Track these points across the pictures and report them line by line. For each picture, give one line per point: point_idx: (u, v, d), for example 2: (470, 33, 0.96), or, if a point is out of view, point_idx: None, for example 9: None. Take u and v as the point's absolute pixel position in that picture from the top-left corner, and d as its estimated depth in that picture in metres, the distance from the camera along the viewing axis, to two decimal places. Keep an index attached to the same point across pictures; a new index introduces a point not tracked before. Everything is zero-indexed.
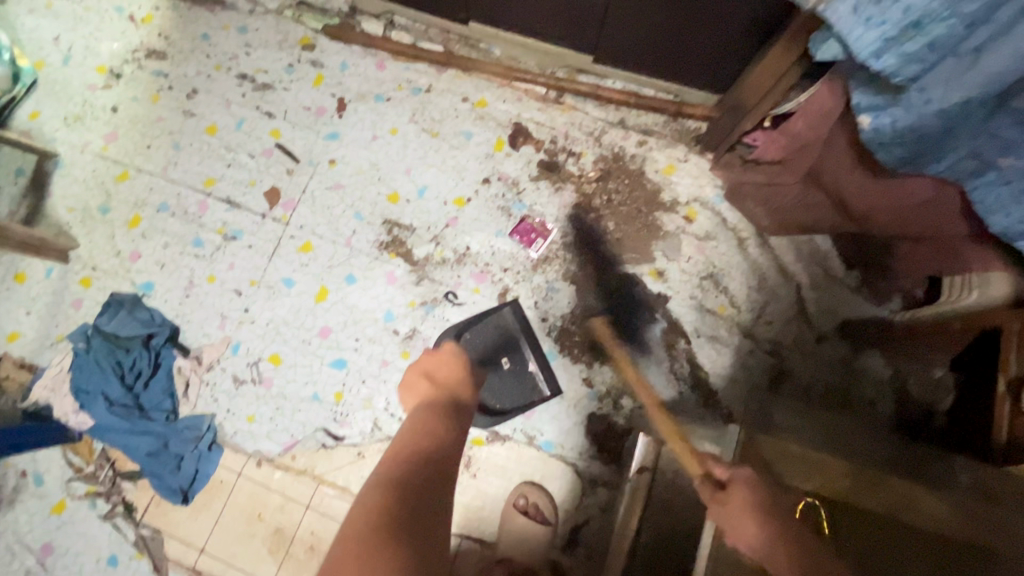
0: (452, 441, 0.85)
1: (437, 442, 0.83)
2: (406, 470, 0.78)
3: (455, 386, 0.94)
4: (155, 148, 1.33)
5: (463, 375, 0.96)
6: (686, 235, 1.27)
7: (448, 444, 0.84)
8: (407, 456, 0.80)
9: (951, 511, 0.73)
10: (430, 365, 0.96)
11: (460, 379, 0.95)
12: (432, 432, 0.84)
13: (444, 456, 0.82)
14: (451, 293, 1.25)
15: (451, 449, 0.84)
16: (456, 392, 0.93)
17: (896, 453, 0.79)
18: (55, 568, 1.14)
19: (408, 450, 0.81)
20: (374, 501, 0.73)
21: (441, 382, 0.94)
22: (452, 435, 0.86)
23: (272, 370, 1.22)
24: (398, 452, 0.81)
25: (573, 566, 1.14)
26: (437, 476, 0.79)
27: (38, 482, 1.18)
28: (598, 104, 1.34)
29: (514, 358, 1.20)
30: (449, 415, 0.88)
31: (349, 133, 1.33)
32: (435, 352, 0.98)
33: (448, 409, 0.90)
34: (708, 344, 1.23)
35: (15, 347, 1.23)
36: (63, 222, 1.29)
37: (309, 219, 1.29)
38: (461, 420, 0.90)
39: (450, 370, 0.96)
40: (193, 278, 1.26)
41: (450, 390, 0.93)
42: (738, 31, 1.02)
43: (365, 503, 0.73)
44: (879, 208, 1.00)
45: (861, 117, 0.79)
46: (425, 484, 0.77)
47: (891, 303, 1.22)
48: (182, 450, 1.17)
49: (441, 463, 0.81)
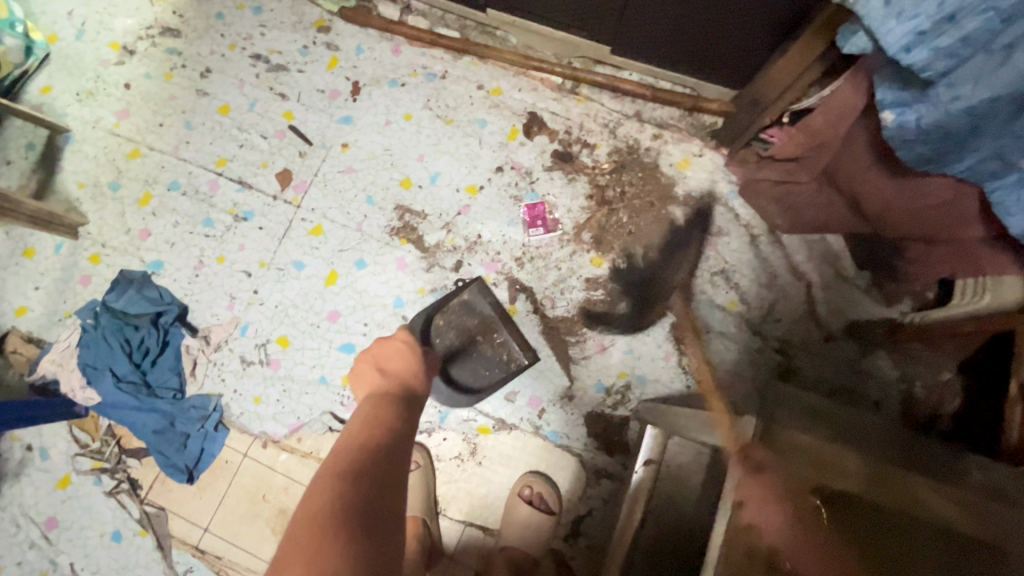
0: (404, 434, 0.77)
1: (388, 434, 0.75)
2: (356, 465, 0.68)
3: (407, 376, 0.87)
4: (167, 127, 1.32)
5: (417, 363, 0.89)
6: (698, 230, 1.27)
7: (400, 434, 0.76)
8: (358, 448, 0.71)
9: (959, 509, 0.68)
10: (382, 355, 0.89)
11: (414, 368, 0.88)
12: (384, 422, 0.77)
13: (396, 447, 0.74)
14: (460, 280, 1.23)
15: (402, 442, 0.76)
16: (410, 383, 0.87)
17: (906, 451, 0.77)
18: (59, 542, 1.15)
19: (359, 442, 0.72)
20: (320, 503, 0.62)
21: (392, 375, 0.86)
22: (405, 428, 0.78)
23: (280, 352, 1.22)
24: (350, 443, 0.72)
25: (575, 556, 1.14)
26: (390, 468, 0.70)
27: (44, 456, 1.18)
28: (614, 96, 1.33)
29: (485, 336, 1.13)
30: (402, 405, 0.82)
31: (362, 117, 1.33)
32: (387, 340, 0.90)
33: (402, 401, 0.82)
34: (717, 340, 1.23)
35: (23, 321, 1.23)
36: (73, 198, 1.29)
37: (319, 202, 1.28)
38: (415, 411, 0.83)
39: (403, 360, 0.89)
40: (203, 258, 1.26)
41: (401, 381, 0.86)
42: (761, 25, 1.01)
43: (311, 507, 0.62)
44: (893, 210, 0.99)
45: (884, 113, 0.79)
46: (377, 483, 0.67)
47: (901, 305, 1.21)
48: (189, 429, 1.17)
49: (394, 455, 0.72)
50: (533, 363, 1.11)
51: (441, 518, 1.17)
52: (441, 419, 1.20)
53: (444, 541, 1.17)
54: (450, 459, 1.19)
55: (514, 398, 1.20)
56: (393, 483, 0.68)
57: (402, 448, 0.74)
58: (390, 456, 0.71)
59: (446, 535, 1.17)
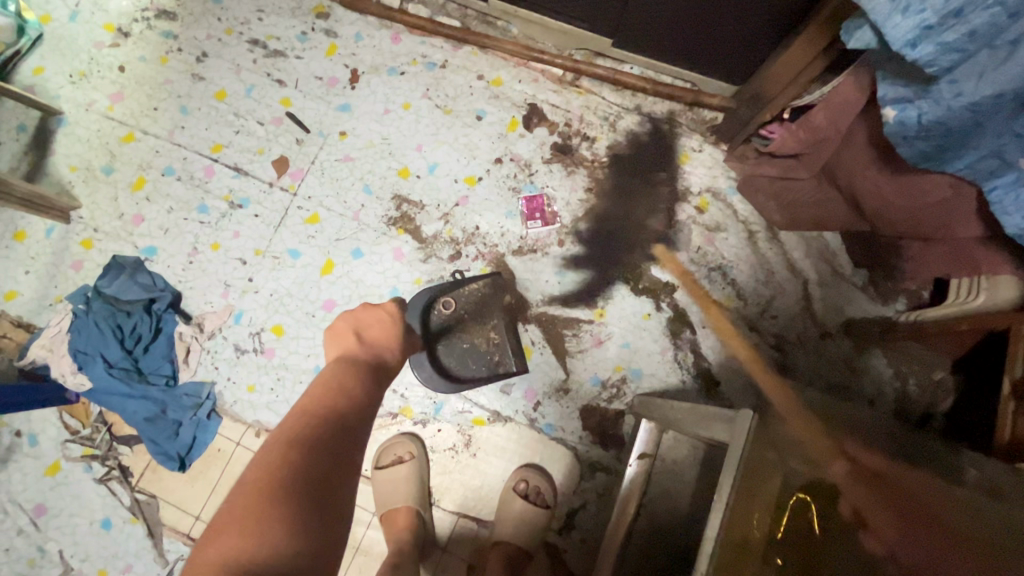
0: (367, 405, 0.75)
1: (349, 404, 0.73)
2: (314, 429, 0.67)
3: (382, 346, 0.85)
4: (161, 111, 1.30)
5: (395, 337, 0.86)
6: (697, 225, 1.27)
7: (364, 404, 0.74)
8: (317, 415, 0.69)
9: (951, 504, 0.69)
10: (362, 320, 0.85)
11: (390, 340, 0.86)
12: (350, 388, 0.75)
13: (358, 416, 0.73)
14: (457, 272, 1.22)
15: (364, 412, 0.74)
16: (383, 353, 0.84)
17: (901, 448, 0.77)
18: (47, 529, 1.14)
19: (318, 411, 0.70)
20: (270, 468, 0.61)
21: (368, 342, 0.84)
22: (368, 398, 0.75)
23: (274, 341, 1.21)
24: (308, 410, 0.70)
25: (568, 549, 1.15)
26: (348, 436, 0.69)
27: (32, 442, 1.17)
28: (614, 89, 1.33)
29: (478, 331, 1.16)
30: (372, 373, 0.79)
31: (360, 106, 1.31)
32: (372, 308, 0.87)
33: (372, 370, 0.80)
34: (713, 336, 1.23)
35: (12, 306, 1.21)
36: (65, 181, 1.27)
37: (316, 191, 1.27)
38: (384, 383, 0.81)
39: (381, 330, 0.86)
40: (197, 245, 1.24)
41: (376, 349, 0.84)
42: (765, 18, 1.00)
43: (257, 470, 0.61)
44: (890, 207, 0.99)
45: (886, 109, 0.79)
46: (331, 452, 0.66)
47: (896, 304, 1.21)
48: (181, 417, 1.17)
49: (352, 428, 0.71)
50: (522, 372, 1.15)
51: (435, 509, 1.17)
52: (436, 411, 1.20)
53: (437, 532, 1.17)
54: (444, 451, 1.19)
55: (509, 390, 1.20)
56: (348, 451, 0.68)
57: (363, 417, 0.73)
58: (347, 428, 0.70)
59: (440, 526, 1.17)
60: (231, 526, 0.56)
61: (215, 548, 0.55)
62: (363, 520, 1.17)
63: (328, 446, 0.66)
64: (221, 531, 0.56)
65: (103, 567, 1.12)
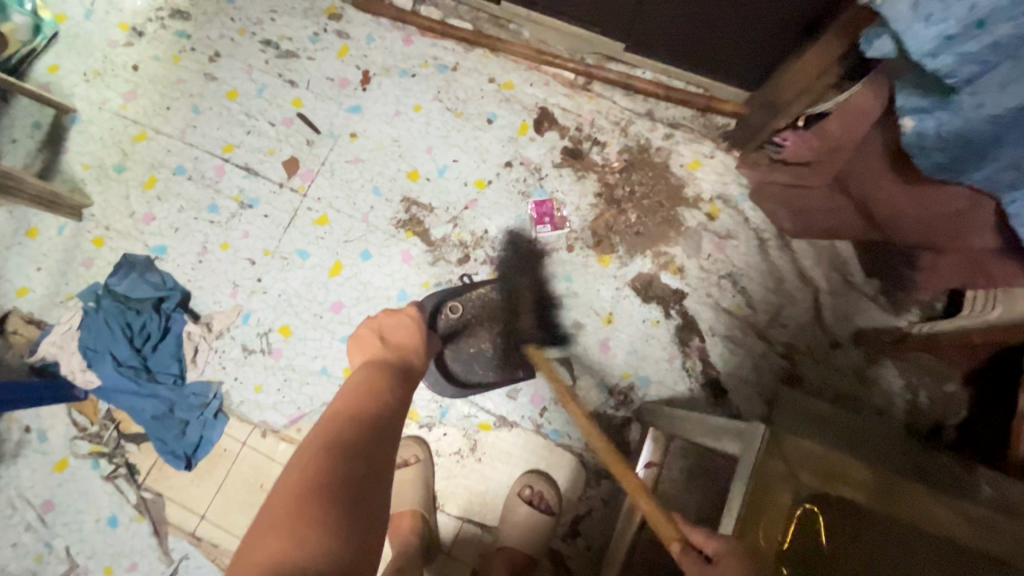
0: (399, 408, 0.75)
1: (382, 407, 0.73)
2: (348, 434, 0.67)
3: (410, 350, 0.86)
4: (174, 110, 1.31)
5: (420, 339, 0.88)
6: (707, 232, 1.26)
7: (396, 407, 0.75)
8: (351, 416, 0.69)
9: (965, 522, 0.67)
10: (387, 325, 0.88)
11: (416, 343, 0.87)
12: (381, 390, 0.75)
13: (391, 420, 0.73)
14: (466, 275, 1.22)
15: (397, 416, 0.74)
16: (410, 356, 0.85)
17: (916, 463, 0.75)
18: (54, 524, 1.14)
19: (352, 413, 0.70)
20: (309, 471, 0.61)
21: (395, 344, 0.86)
22: (399, 401, 0.76)
23: (282, 341, 1.21)
24: (341, 412, 0.70)
25: (572, 556, 1.14)
26: (382, 439, 0.69)
27: (41, 438, 1.17)
28: (626, 94, 1.32)
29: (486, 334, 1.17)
30: (401, 377, 0.80)
31: (371, 107, 1.31)
32: (397, 311, 0.89)
33: (400, 372, 0.81)
34: (722, 344, 1.22)
35: (24, 302, 1.22)
36: (78, 179, 1.28)
37: (326, 192, 1.27)
38: (411, 384, 0.82)
39: (408, 332, 0.88)
40: (206, 244, 1.25)
41: (402, 352, 0.85)
42: (780, 25, 0.99)
43: (296, 472, 0.61)
44: (904, 216, 0.97)
45: (905, 119, 0.78)
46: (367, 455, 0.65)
47: (909, 315, 1.19)
48: (188, 416, 1.17)
49: (385, 430, 0.71)
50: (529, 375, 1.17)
51: (439, 513, 1.17)
52: (442, 414, 1.19)
53: (442, 537, 1.16)
54: (449, 455, 1.18)
55: (516, 395, 1.20)
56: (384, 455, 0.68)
57: (395, 421, 0.73)
58: (381, 431, 0.70)
59: (444, 530, 1.16)
60: (271, 532, 0.56)
61: (255, 555, 0.55)
62: None
63: (364, 449, 0.66)
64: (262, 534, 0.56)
65: (109, 564, 1.13)
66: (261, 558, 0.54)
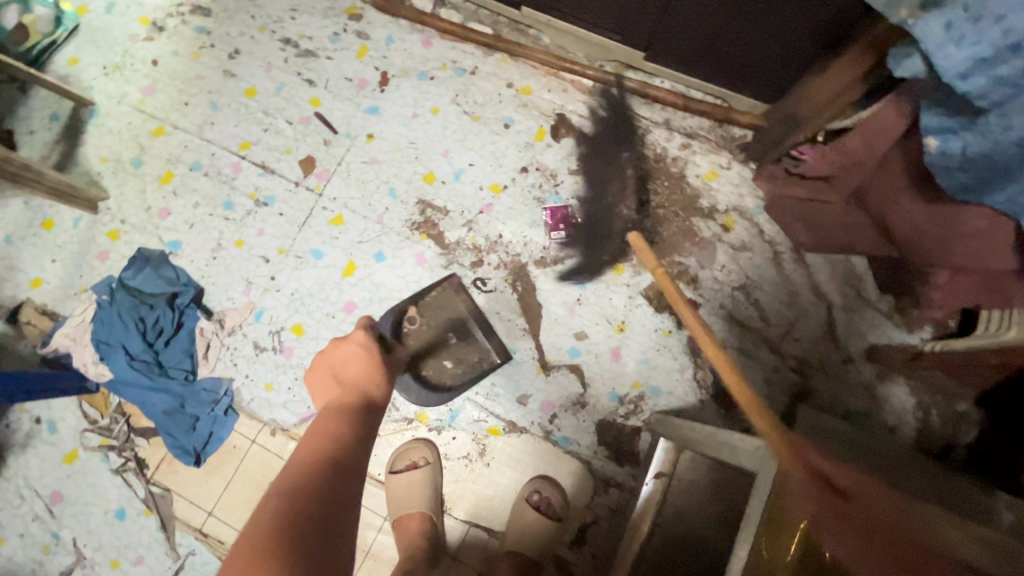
0: (357, 446, 0.80)
1: (338, 449, 0.77)
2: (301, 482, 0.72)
3: (366, 382, 0.87)
4: (192, 106, 1.31)
5: (375, 368, 0.89)
6: (722, 243, 1.26)
7: (351, 446, 0.79)
8: (305, 465, 0.74)
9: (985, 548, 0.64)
10: (337, 361, 0.89)
11: (370, 373, 0.88)
12: (337, 432, 0.79)
13: (346, 460, 0.77)
14: (478, 279, 1.23)
15: (354, 454, 0.79)
16: (367, 389, 0.87)
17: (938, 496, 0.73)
18: (62, 516, 1.15)
19: (307, 462, 0.75)
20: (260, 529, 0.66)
21: (349, 380, 0.87)
22: (358, 439, 0.80)
23: (294, 340, 1.21)
24: (298, 462, 0.75)
25: (578, 563, 1.14)
26: (337, 483, 0.74)
27: (52, 429, 1.18)
28: (644, 102, 1.32)
29: (460, 332, 1.19)
30: (357, 415, 0.83)
31: (389, 108, 1.31)
32: (343, 344, 0.89)
33: (357, 409, 0.84)
34: (733, 356, 1.21)
35: (38, 293, 1.23)
36: (95, 171, 1.28)
37: (342, 192, 1.27)
38: (371, 419, 0.84)
39: (360, 364, 0.88)
40: (221, 240, 1.25)
41: (358, 387, 0.87)
42: (804, 40, 0.99)
43: (251, 531, 0.65)
44: (922, 235, 0.95)
45: (929, 139, 0.77)
46: (327, 500, 0.71)
47: (922, 332, 1.19)
48: (199, 412, 1.17)
49: (340, 473, 0.75)
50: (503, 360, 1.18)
51: (446, 516, 1.17)
52: (451, 418, 1.19)
53: (448, 540, 1.16)
54: (458, 459, 1.19)
55: (526, 401, 1.20)
56: (342, 495, 0.73)
57: (356, 461, 0.79)
58: (337, 474, 0.74)
59: (451, 534, 1.17)
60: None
61: None
62: (373, 524, 1.18)
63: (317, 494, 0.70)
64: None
65: (116, 557, 1.13)
66: None
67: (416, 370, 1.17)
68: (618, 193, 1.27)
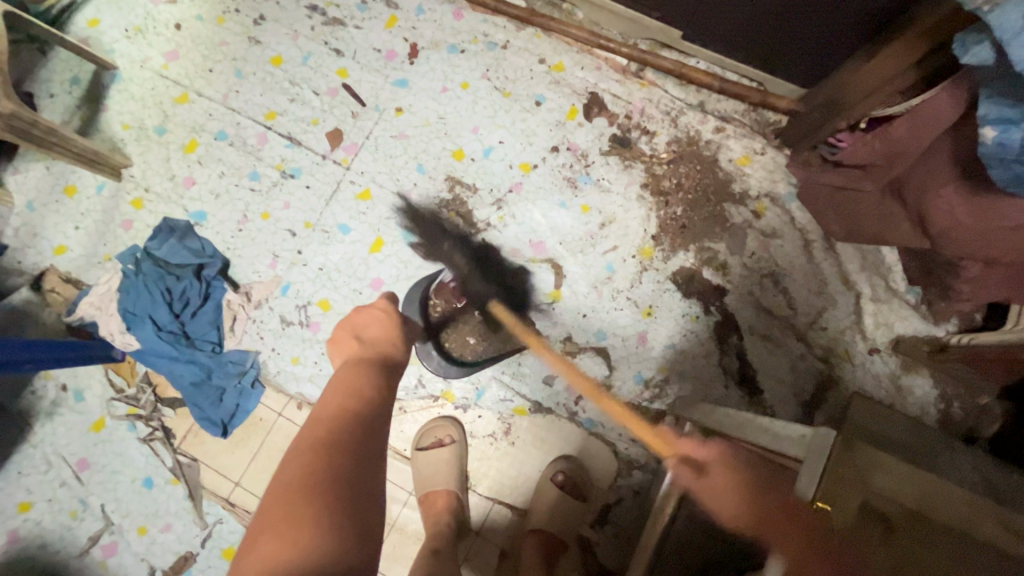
0: (384, 398, 0.82)
1: (365, 401, 0.80)
2: (327, 433, 0.74)
3: (386, 343, 0.90)
4: (217, 73, 1.28)
5: (395, 330, 0.92)
6: (752, 230, 1.25)
7: (377, 399, 0.81)
8: (332, 416, 0.76)
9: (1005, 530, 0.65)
10: (359, 323, 0.92)
11: (393, 334, 0.91)
12: (360, 387, 0.81)
13: (373, 410, 0.79)
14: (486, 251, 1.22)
15: (381, 407, 0.81)
16: (387, 349, 0.90)
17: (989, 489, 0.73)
18: (89, 483, 1.16)
19: (332, 413, 0.77)
20: (298, 478, 0.68)
21: (370, 341, 0.90)
22: (382, 392, 0.83)
23: (320, 315, 1.21)
24: (324, 414, 0.77)
25: (600, 542, 1.16)
26: (366, 434, 0.76)
27: (78, 397, 1.18)
28: (679, 83, 1.29)
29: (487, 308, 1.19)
30: (380, 372, 0.85)
31: (418, 82, 1.29)
32: (366, 307, 0.92)
33: (378, 365, 0.86)
34: (760, 343, 1.22)
35: (62, 260, 1.22)
36: (118, 138, 1.26)
37: (369, 166, 1.25)
38: (393, 377, 0.87)
39: (381, 327, 0.91)
40: (247, 212, 1.23)
41: (379, 347, 0.89)
42: (852, 25, 0.97)
43: (286, 480, 0.68)
44: (959, 227, 0.93)
45: (984, 129, 0.76)
46: (357, 449, 0.73)
47: (948, 325, 1.19)
48: (225, 383, 1.17)
49: (369, 424, 0.77)
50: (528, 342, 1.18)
51: (470, 493, 1.19)
52: (477, 396, 1.20)
53: (471, 517, 1.18)
54: (483, 437, 1.20)
55: (552, 381, 1.20)
56: (373, 444, 0.76)
57: (381, 412, 0.80)
58: (367, 424, 0.77)
59: (474, 510, 1.18)
60: (272, 535, 0.63)
61: (262, 555, 0.62)
62: (398, 498, 1.19)
63: (349, 444, 0.73)
64: (265, 532, 0.64)
65: (144, 524, 1.15)
66: (265, 558, 0.61)
67: (436, 336, 1.17)
68: (650, 176, 1.26)
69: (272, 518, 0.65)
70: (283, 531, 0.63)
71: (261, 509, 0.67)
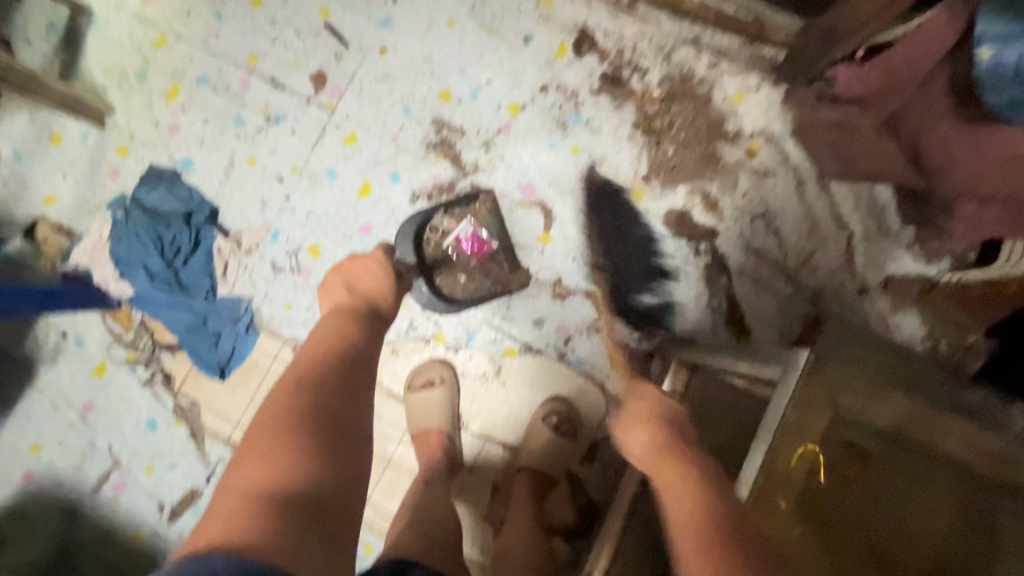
0: (368, 347, 0.84)
1: (350, 347, 0.82)
2: (312, 374, 0.76)
3: (376, 294, 0.92)
4: (194, 15, 1.24)
5: (386, 283, 0.94)
6: (745, 169, 1.22)
7: (360, 347, 0.83)
8: (317, 360, 0.78)
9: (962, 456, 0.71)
10: (352, 273, 0.94)
11: (383, 286, 0.93)
12: (346, 335, 0.83)
13: (356, 357, 0.81)
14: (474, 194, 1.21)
15: (364, 357, 0.82)
16: (377, 300, 0.92)
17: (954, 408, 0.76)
18: (96, 425, 1.20)
19: (317, 356, 0.79)
20: (280, 412, 0.69)
21: (361, 291, 0.92)
22: (368, 340, 0.85)
23: (311, 261, 1.21)
24: (311, 356, 0.79)
25: (589, 477, 1.20)
26: (349, 378, 0.77)
27: (79, 344, 1.21)
28: (672, 17, 1.24)
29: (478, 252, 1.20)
30: (366, 322, 0.87)
31: (403, 20, 1.24)
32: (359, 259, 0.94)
33: (366, 316, 0.88)
34: (749, 284, 1.22)
35: (52, 210, 1.22)
36: (99, 85, 1.23)
37: (355, 109, 1.23)
38: (377, 327, 0.89)
39: (373, 279, 0.93)
40: (233, 159, 1.23)
41: (367, 298, 0.91)
42: None
43: (272, 412, 0.69)
44: (955, 161, 0.90)
45: (982, 49, 0.77)
46: (340, 392, 0.75)
47: (939, 262, 1.18)
48: (221, 328, 1.20)
49: (353, 369, 0.79)
50: (521, 287, 1.21)
51: (462, 432, 1.22)
52: (468, 339, 1.22)
53: (465, 453, 1.22)
54: (474, 377, 1.22)
55: (542, 324, 1.22)
56: (356, 389, 0.77)
57: (366, 360, 0.82)
58: (350, 369, 0.79)
59: (467, 448, 1.22)
60: (253, 460, 0.64)
61: (240, 478, 0.63)
62: (393, 438, 1.23)
63: (332, 385, 0.75)
64: (245, 459, 0.65)
65: (151, 463, 1.20)
66: (242, 483, 0.63)
67: (429, 276, 1.18)
68: (641, 116, 1.23)
69: (254, 445, 0.66)
70: (263, 458, 0.64)
71: (244, 439, 0.69)
